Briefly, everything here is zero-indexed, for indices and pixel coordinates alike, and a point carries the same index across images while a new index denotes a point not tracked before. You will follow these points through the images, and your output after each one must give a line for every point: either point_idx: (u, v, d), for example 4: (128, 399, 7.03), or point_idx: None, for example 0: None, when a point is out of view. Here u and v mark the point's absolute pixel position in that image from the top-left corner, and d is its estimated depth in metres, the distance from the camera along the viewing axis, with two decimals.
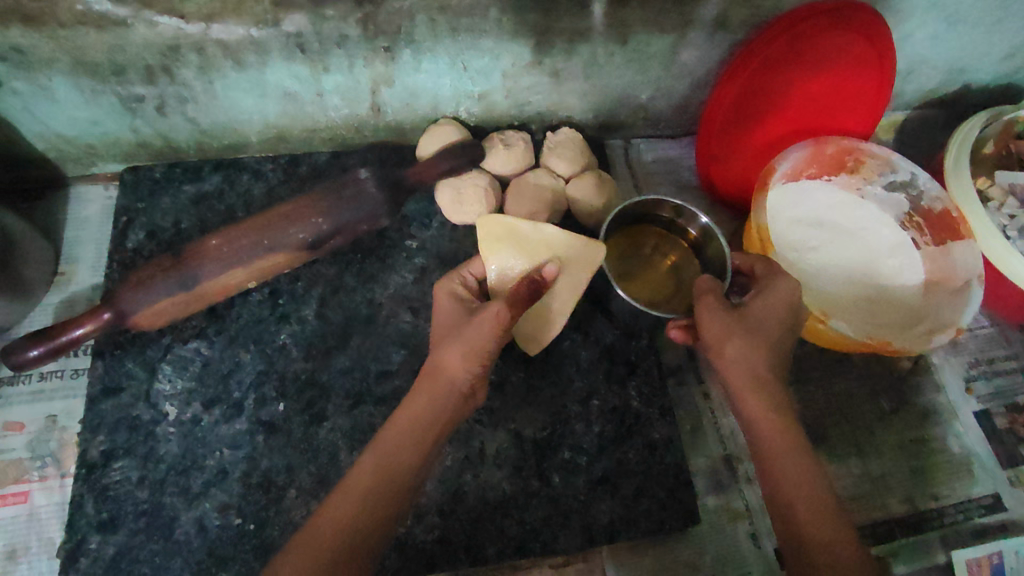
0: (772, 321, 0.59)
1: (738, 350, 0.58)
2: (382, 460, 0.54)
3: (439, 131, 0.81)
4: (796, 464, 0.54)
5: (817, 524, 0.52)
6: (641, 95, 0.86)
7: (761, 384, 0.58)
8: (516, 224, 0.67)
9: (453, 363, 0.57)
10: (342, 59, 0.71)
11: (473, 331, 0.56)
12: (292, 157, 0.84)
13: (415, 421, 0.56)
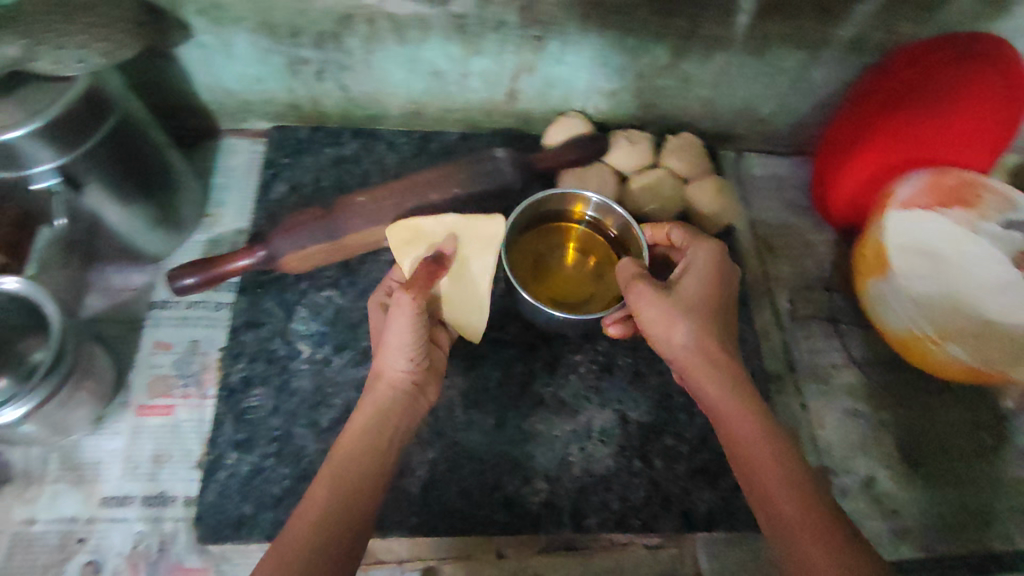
0: (706, 300, 0.62)
1: (685, 331, 0.60)
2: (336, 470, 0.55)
3: (567, 123, 0.85)
4: (760, 443, 0.55)
5: (795, 499, 0.51)
6: (763, 109, 0.89)
7: (709, 366, 0.59)
8: (420, 225, 0.65)
9: (394, 368, 0.61)
10: (495, 44, 0.75)
11: (392, 330, 0.59)
12: (424, 135, 0.90)
13: (360, 428, 0.58)
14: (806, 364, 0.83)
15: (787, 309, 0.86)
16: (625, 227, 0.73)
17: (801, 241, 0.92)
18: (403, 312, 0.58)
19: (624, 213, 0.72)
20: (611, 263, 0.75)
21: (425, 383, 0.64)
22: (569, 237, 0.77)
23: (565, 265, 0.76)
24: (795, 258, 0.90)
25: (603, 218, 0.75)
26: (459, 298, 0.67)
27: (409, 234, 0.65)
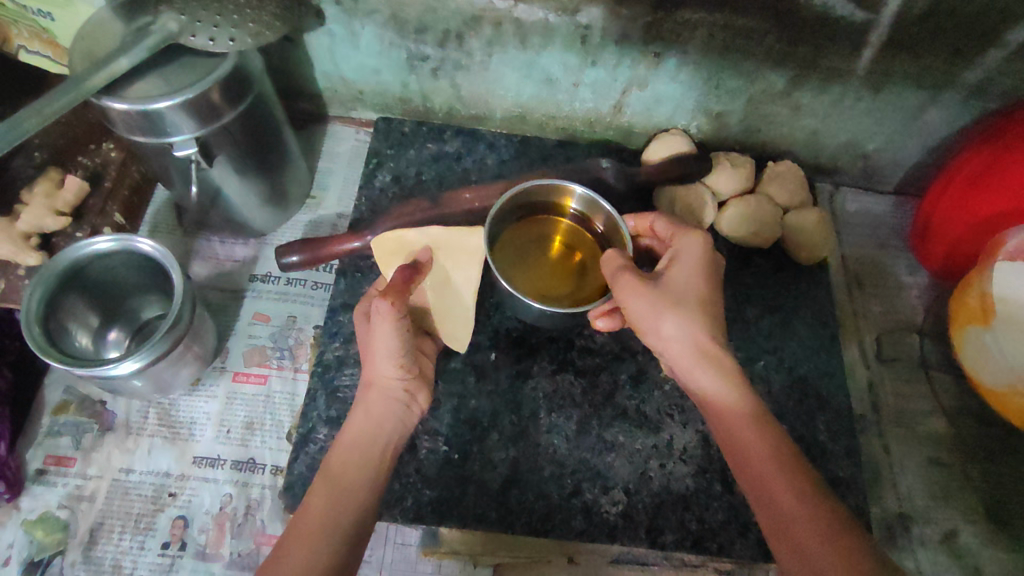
0: (693, 290, 0.58)
1: (674, 323, 0.57)
2: (327, 479, 0.54)
3: (670, 140, 0.85)
4: (759, 443, 0.52)
5: (797, 502, 0.48)
6: (867, 145, 0.88)
7: (703, 361, 0.56)
8: (402, 236, 0.65)
9: (384, 375, 0.60)
10: (613, 56, 0.78)
11: (376, 340, 0.58)
12: (524, 139, 0.92)
13: (355, 436, 0.58)
14: (891, 406, 0.81)
15: (874, 348, 0.85)
16: (609, 222, 0.72)
17: (893, 282, 0.90)
18: (387, 330, 0.56)
19: (611, 208, 0.70)
20: (595, 257, 0.73)
21: (417, 391, 0.63)
22: (556, 230, 0.75)
23: (551, 255, 0.73)
24: (886, 298, 0.89)
25: (590, 214, 0.74)
26: (442, 309, 0.67)
27: (392, 245, 0.66)
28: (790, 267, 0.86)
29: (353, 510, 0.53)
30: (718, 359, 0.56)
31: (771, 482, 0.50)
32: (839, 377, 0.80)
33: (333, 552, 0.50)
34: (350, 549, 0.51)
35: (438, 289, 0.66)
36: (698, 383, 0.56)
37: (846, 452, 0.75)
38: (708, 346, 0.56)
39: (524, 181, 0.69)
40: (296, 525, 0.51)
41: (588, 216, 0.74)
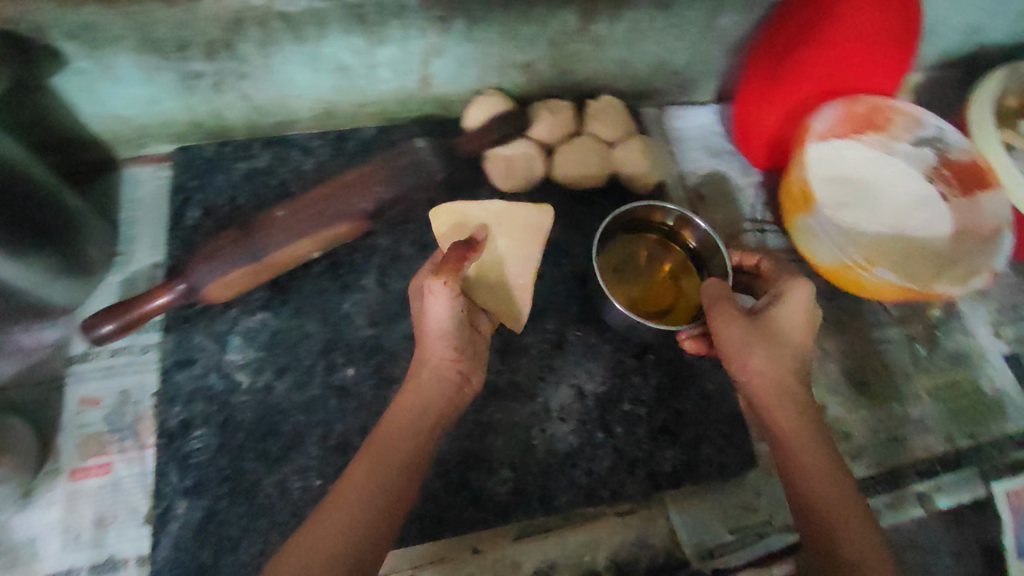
0: (789, 331, 0.59)
1: (764, 361, 0.57)
2: (376, 455, 0.54)
3: (484, 101, 0.82)
4: (835, 489, 0.52)
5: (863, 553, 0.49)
6: (677, 61, 0.88)
7: (792, 401, 0.57)
8: (466, 210, 0.65)
9: (438, 356, 0.60)
10: (399, 30, 0.72)
11: (431, 317, 0.58)
12: (340, 134, 0.86)
13: (401, 412, 0.57)
14: None
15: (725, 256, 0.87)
16: (703, 238, 0.74)
17: (728, 187, 0.94)
18: (443, 304, 0.56)
19: (707, 227, 0.72)
20: (689, 271, 0.76)
21: (469, 372, 0.63)
22: (643, 244, 0.77)
23: (643, 271, 0.76)
24: (722, 206, 0.93)
25: (683, 228, 0.76)
26: (495, 285, 0.67)
27: (449, 225, 0.65)
28: (631, 199, 0.86)
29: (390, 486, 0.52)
30: (807, 406, 0.57)
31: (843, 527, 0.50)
32: None
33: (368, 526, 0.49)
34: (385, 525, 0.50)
35: (495, 267, 0.66)
36: (784, 422, 0.56)
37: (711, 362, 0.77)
38: (792, 390, 0.57)
39: (623, 205, 0.72)
40: (335, 498, 0.50)
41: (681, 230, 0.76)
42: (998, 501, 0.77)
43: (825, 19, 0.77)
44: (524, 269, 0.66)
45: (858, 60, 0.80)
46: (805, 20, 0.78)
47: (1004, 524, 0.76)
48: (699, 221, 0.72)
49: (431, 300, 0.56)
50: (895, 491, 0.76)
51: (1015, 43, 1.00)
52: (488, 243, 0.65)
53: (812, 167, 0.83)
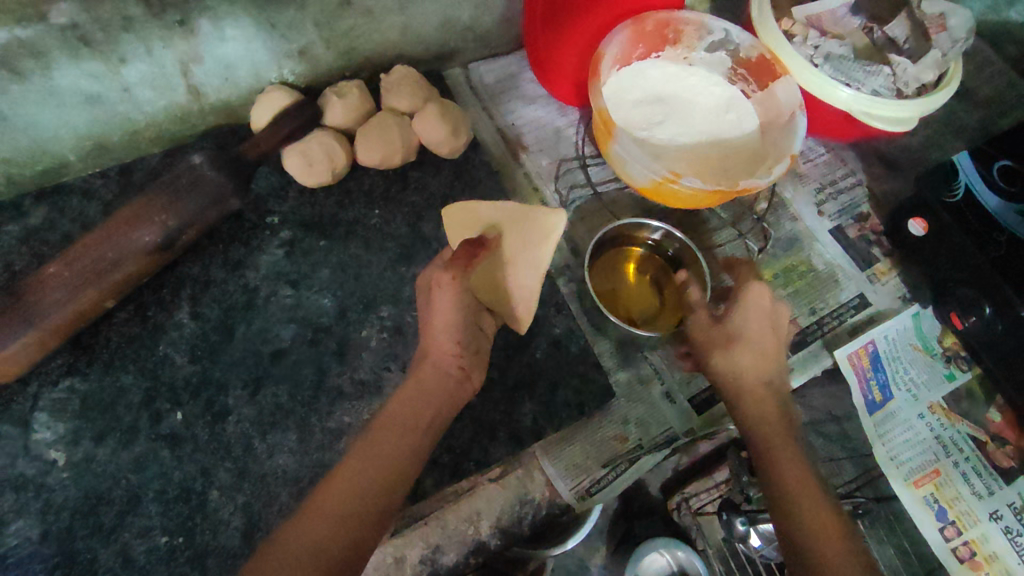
0: (758, 324, 0.67)
1: (729, 359, 0.66)
2: (378, 444, 0.55)
3: (266, 101, 0.75)
4: (795, 463, 0.62)
5: (823, 516, 0.58)
6: (463, 16, 0.83)
7: (758, 388, 0.66)
8: (475, 209, 0.63)
9: (442, 350, 0.60)
10: (136, 44, 0.64)
11: (437, 309, 0.60)
12: (123, 167, 0.77)
13: (407, 405, 0.58)
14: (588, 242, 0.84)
15: (556, 199, 0.86)
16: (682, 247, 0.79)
17: (550, 129, 0.91)
18: (445, 294, 0.59)
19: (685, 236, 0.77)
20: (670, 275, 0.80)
21: (472, 369, 0.62)
22: (631, 258, 0.81)
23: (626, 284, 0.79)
24: (550, 148, 0.90)
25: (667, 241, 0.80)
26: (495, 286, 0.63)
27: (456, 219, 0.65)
28: (449, 166, 0.82)
29: (388, 477, 0.54)
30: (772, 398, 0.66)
31: (802, 499, 0.60)
32: None
33: (358, 520, 0.51)
34: (373, 517, 0.52)
35: (500, 269, 0.62)
36: (756, 409, 0.65)
37: (553, 307, 0.76)
38: (759, 385, 0.66)
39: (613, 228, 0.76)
40: (339, 479, 0.53)
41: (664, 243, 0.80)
42: (842, 365, 0.82)
43: None
44: (529, 274, 0.61)
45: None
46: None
47: (851, 386, 0.82)
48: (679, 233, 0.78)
49: (437, 291, 0.59)
50: None
51: None
52: (498, 243, 0.62)
53: (608, 99, 0.82)
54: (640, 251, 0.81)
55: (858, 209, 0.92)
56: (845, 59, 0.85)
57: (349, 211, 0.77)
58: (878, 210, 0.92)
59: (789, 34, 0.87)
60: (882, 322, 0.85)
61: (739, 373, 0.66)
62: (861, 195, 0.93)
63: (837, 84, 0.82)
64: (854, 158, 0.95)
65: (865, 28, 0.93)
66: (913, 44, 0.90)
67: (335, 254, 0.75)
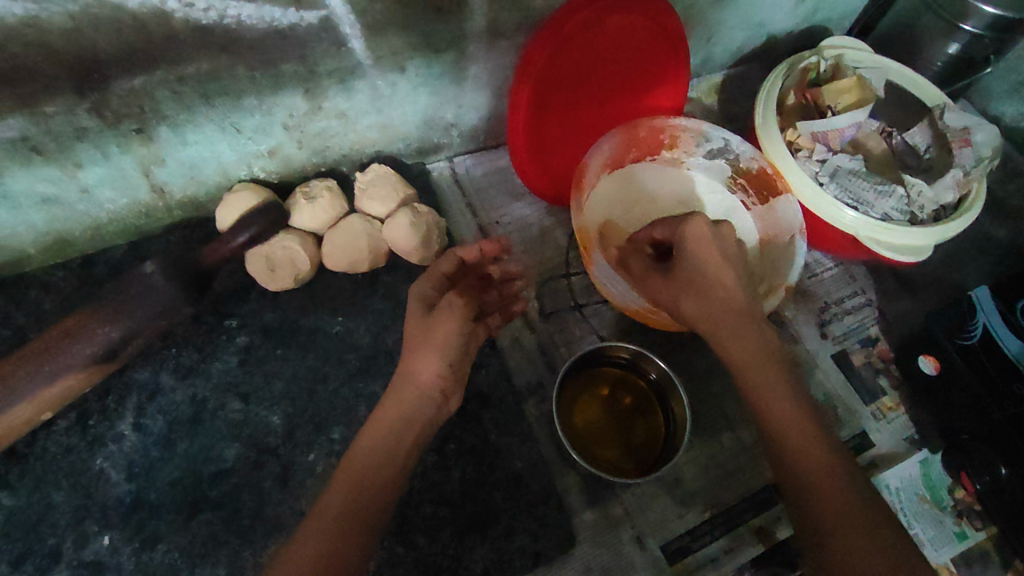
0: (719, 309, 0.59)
1: (688, 302, 0.61)
2: (357, 468, 0.54)
3: (232, 200, 0.72)
4: (807, 462, 0.53)
5: (855, 523, 0.50)
6: (446, 115, 0.80)
7: (758, 372, 0.57)
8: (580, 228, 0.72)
9: (419, 372, 0.59)
10: (92, 151, 0.62)
11: (437, 331, 0.59)
12: (84, 260, 0.75)
13: (389, 427, 0.57)
14: (565, 357, 0.78)
15: (535, 308, 0.81)
16: (663, 375, 0.73)
17: (535, 229, 0.86)
18: (453, 317, 0.60)
19: (666, 368, 0.71)
20: (647, 407, 0.75)
21: (451, 392, 0.62)
22: (609, 381, 0.75)
23: (601, 410, 0.74)
24: (535, 251, 0.85)
25: (645, 363, 0.74)
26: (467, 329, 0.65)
27: (463, 252, 0.66)
28: (421, 270, 0.79)
29: (377, 484, 0.54)
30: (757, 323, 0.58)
31: (828, 526, 0.51)
32: (498, 365, 0.76)
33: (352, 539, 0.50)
34: (364, 543, 0.51)
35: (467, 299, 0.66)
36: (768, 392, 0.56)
37: (517, 437, 0.71)
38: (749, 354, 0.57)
39: (585, 350, 0.70)
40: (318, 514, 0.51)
41: (645, 368, 0.74)
42: None
43: (599, 42, 0.74)
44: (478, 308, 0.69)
45: (618, 84, 0.81)
46: (586, 42, 0.72)
47: None
48: (661, 363, 0.72)
49: (445, 315, 0.59)
50: (732, 533, 0.71)
51: (806, 25, 0.98)
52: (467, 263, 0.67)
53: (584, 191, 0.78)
54: (618, 373, 0.75)
55: (866, 333, 0.85)
56: (856, 176, 0.78)
57: (311, 317, 0.74)
58: (889, 335, 0.85)
59: (793, 145, 0.81)
60: (883, 470, 0.76)
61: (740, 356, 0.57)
62: (871, 318, 0.86)
63: (841, 205, 0.76)
64: (865, 275, 0.88)
65: (883, 131, 0.87)
66: (935, 151, 0.84)
67: (290, 365, 0.71)
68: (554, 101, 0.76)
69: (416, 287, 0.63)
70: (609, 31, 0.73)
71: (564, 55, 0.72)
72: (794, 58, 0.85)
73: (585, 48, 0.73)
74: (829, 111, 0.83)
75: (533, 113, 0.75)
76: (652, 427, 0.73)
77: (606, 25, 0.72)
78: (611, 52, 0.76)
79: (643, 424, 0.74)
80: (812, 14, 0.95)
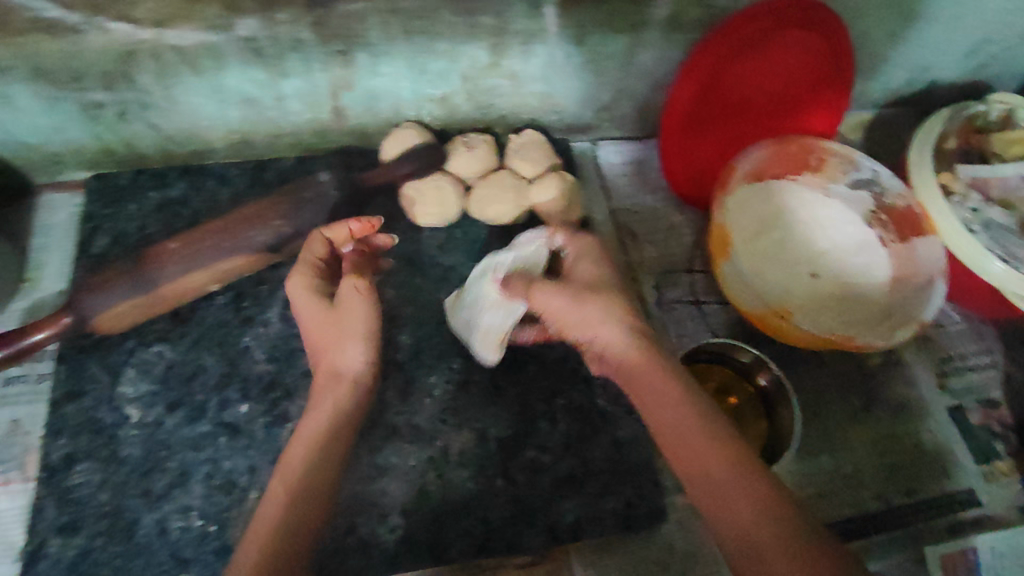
0: (654, 373, 0.60)
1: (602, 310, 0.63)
2: (287, 468, 0.58)
3: (400, 134, 0.78)
4: (724, 472, 0.55)
5: (745, 502, 0.53)
6: (604, 97, 0.85)
7: (651, 377, 0.60)
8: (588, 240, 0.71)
9: (324, 404, 0.63)
10: (299, 63, 0.71)
11: (349, 316, 0.66)
12: (258, 164, 0.84)
13: (324, 431, 0.61)
14: (675, 348, 0.80)
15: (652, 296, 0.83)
16: (776, 383, 0.73)
17: (664, 223, 0.89)
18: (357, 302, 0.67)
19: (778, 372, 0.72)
20: (757, 411, 0.75)
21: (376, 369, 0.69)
22: (720, 378, 0.76)
23: None
24: (660, 243, 0.88)
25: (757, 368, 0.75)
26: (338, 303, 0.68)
27: (307, 250, 0.70)
28: None
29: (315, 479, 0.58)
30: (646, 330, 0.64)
31: (733, 522, 0.53)
32: None
33: (306, 529, 0.55)
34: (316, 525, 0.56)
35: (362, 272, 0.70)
36: (664, 402, 0.59)
37: (625, 408, 0.72)
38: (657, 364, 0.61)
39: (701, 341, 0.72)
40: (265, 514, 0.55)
41: (760, 372, 0.75)
42: (930, 563, 0.71)
43: (765, 50, 0.76)
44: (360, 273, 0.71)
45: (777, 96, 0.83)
46: (755, 47, 0.75)
47: None
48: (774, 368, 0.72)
49: (356, 301, 0.67)
50: None
51: (977, 77, 0.96)
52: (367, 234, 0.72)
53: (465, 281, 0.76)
54: (730, 374, 0.77)
55: (989, 394, 0.82)
56: (1005, 231, 0.78)
57: (449, 257, 0.80)
58: (1013, 401, 0.81)
59: (947, 189, 0.81)
60: (989, 530, 0.74)
61: (686, 437, 0.57)
62: (994, 379, 0.83)
63: (989, 254, 0.75)
64: (995, 336, 0.85)
65: None
66: None
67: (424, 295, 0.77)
68: (710, 100, 0.79)
69: (297, 283, 0.69)
70: (777, 41, 0.76)
71: (731, 58, 0.75)
72: (959, 104, 0.84)
73: (750, 53, 0.76)
74: (993, 158, 0.83)
75: (690, 110, 0.78)
76: (758, 430, 0.74)
77: (776, 35, 0.75)
78: (776, 61, 0.78)
79: (748, 427, 0.74)
80: (989, 64, 0.93)
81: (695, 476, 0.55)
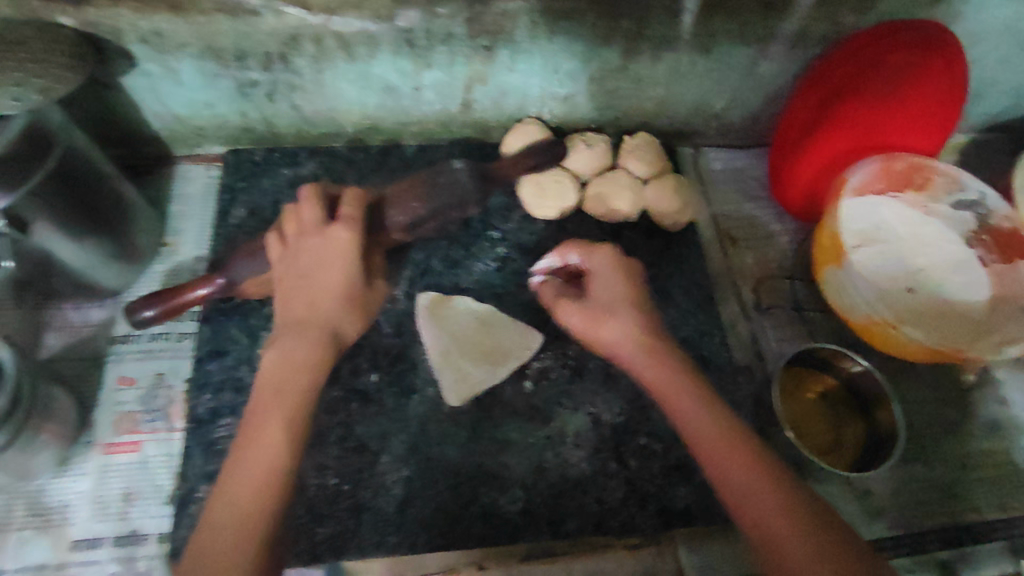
0: (679, 385, 0.58)
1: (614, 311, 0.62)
2: (242, 461, 0.53)
3: (525, 130, 0.83)
4: (745, 478, 0.53)
5: (771, 508, 0.51)
6: (716, 105, 0.89)
7: (679, 391, 0.58)
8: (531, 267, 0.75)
9: (303, 380, 0.57)
10: (445, 55, 0.75)
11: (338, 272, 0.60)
12: (383, 149, 0.88)
13: (285, 418, 0.55)
14: (774, 351, 0.83)
15: (752, 299, 0.86)
16: (877, 391, 0.75)
17: (763, 230, 0.92)
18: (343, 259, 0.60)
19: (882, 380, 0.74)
20: (855, 417, 0.77)
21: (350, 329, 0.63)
22: (819, 382, 0.79)
23: (810, 406, 0.78)
24: (760, 249, 0.90)
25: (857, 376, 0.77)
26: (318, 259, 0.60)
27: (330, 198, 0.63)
28: (661, 234, 0.86)
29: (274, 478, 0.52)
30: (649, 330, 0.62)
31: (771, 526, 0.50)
32: (720, 337, 0.81)
33: (256, 532, 0.51)
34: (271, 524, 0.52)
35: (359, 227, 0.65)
36: (683, 400, 0.58)
37: None
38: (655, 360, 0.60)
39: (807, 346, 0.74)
40: (208, 521, 0.51)
41: (859, 380, 0.77)
42: None
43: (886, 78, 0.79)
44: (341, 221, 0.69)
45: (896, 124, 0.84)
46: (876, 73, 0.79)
47: None
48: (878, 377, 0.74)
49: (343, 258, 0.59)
50: (915, 556, 0.73)
51: None
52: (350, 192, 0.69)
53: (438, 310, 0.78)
54: (829, 379, 0.79)
55: None
56: None
57: None
58: None
59: None
60: None
61: (700, 430, 0.56)
62: None
63: None
64: None
65: None
66: None
67: None
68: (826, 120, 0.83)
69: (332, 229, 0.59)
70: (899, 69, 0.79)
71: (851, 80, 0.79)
72: None
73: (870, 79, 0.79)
74: None
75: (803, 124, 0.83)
76: (857, 435, 0.76)
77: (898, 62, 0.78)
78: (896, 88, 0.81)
79: (846, 431, 0.77)
80: None
81: (736, 483, 0.53)
